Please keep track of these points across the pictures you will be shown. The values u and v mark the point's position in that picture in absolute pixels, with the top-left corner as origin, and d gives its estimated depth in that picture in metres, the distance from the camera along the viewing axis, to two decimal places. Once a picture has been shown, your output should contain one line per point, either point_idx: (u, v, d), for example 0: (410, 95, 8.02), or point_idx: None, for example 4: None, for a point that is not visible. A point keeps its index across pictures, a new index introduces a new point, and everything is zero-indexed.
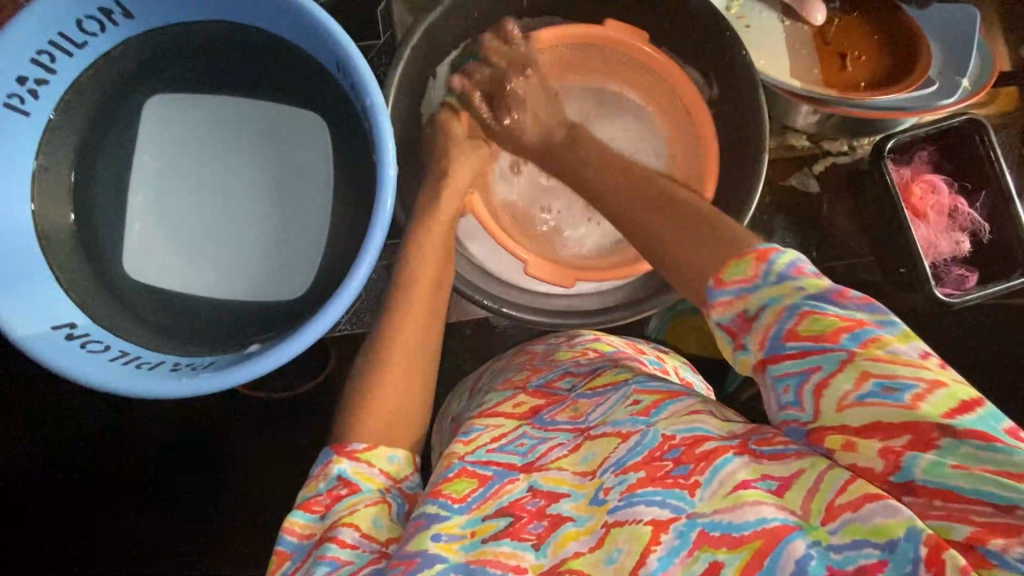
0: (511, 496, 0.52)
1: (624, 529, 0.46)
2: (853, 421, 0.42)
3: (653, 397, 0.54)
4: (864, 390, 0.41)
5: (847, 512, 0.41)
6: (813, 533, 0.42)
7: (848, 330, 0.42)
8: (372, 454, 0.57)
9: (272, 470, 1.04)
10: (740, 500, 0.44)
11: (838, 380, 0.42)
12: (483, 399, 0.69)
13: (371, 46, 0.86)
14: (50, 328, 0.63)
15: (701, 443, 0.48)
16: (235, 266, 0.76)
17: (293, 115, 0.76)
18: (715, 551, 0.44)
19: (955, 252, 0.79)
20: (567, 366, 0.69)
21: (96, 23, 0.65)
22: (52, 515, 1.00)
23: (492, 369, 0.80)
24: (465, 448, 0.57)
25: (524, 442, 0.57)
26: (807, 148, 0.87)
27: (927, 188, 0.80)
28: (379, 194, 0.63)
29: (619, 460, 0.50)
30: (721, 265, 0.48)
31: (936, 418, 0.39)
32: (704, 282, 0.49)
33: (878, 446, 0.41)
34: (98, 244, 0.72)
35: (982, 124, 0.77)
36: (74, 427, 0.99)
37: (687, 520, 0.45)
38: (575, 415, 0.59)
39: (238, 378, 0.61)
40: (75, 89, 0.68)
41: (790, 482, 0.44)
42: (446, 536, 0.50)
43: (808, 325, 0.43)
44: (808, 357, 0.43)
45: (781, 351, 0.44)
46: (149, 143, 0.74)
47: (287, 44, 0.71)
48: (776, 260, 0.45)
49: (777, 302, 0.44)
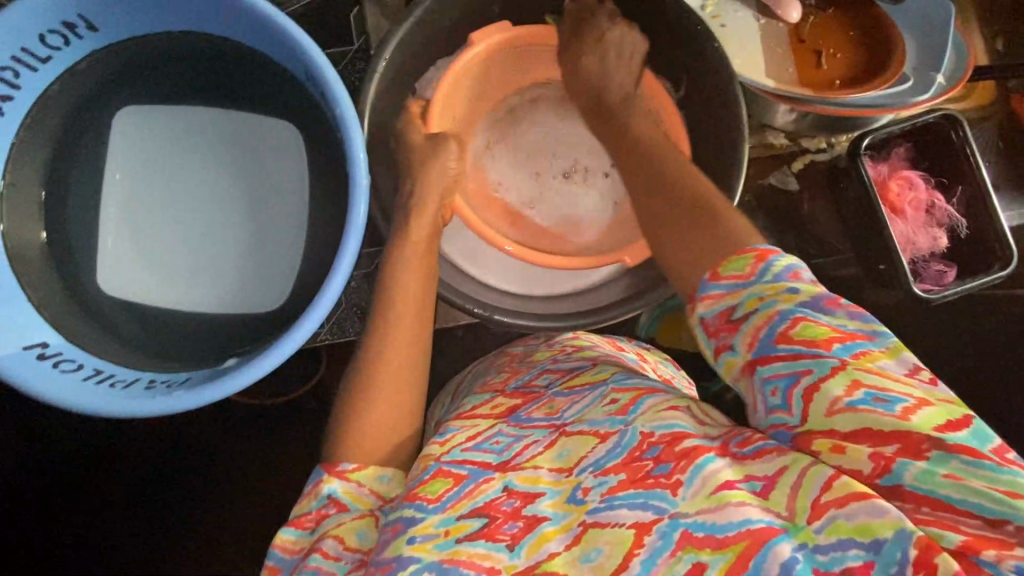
0: (485, 496, 0.51)
1: (606, 531, 0.46)
2: (843, 426, 0.42)
3: (630, 394, 0.54)
4: (855, 397, 0.41)
5: (831, 510, 0.41)
6: (800, 535, 0.41)
7: (840, 339, 0.43)
8: (361, 473, 0.58)
9: (263, 478, 1.03)
10: (723, 501, 0.43)
11: (829, 385, 0.42)
12: (462, 402, 0.69)
13: (347, 51, 0.84)
14: (20, 349, 0.62)
15: (682, 440, 0.48)
16: (213, 279, 0.75)
17: (267, 125, 0.75)
18: (698, 551, 0.43)
19: (932, 248, 0.80)
20: (545, 365, 0.69)
21: (60, 37, 0.63)
22: (36, 533, 0.99)
23: (475, 371, 0.79)
24: (441, 449, 0.56)
25: (500, 439, 0.57)
26: (785, 146, 0.86)
27: (903, 185, 0.80)
28: (351, 203, 0.62)
29: (598, 461, 0.50)
30: (720, 261, 0.49)
31: (927, 430, 0.40)
32: (704, 273, 0.50)
33: (867, 451, 0.41)
34: (72, 262, 0.71)
35: (957, 120, 0.76)
36: (57, 443, 0.98)
37: (669, 520, 0.45)
38: (551, 412, 0.58)
39: (216, 394, 0.60)
40: (42, 103, 0.67)
41: (774, 482, 0.44)
42: (421, 537, 0.49)
43: (802, 329, 0.44)
44: (799, 360, 0.44)
45: (771, 353, 0.45)
46: (120, 158, 0.74)
47: (258, 54, 0.70)
48: (775, 261, 0.47)
49: (770, 304, 0.45)
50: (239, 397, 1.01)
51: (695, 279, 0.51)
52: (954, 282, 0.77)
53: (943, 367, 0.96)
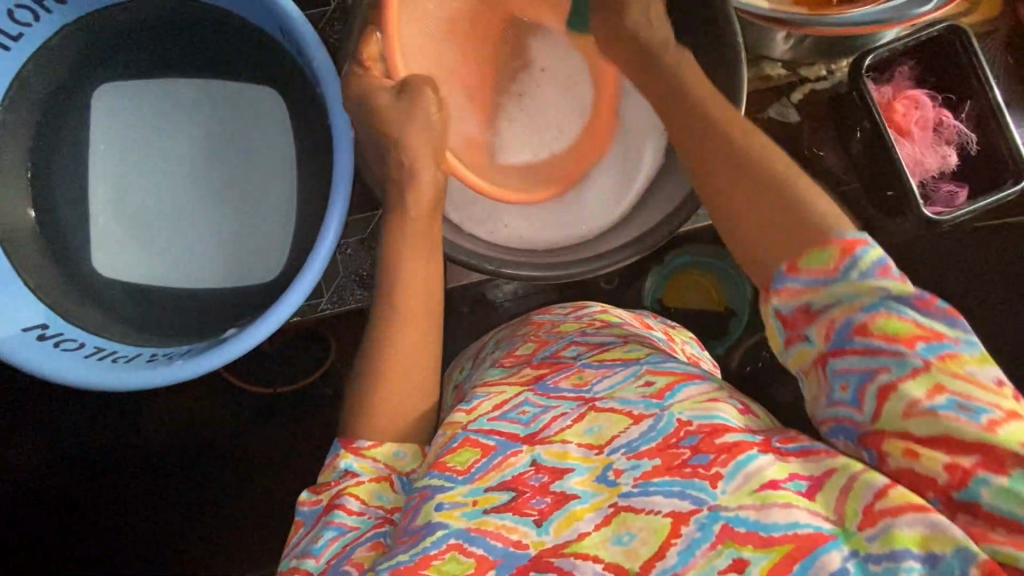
0: (514, 469, 0.51)
1: (640, 517, 0.46)
2: (920, 431, 0.41)
3: (668, 377, 0.52)
4: (937, 402, 0.40)
5: (885, 519, 0.40)
6: (851, 543, 0.41)
7: (926, 338, 0.41)
8: (377, 450, 0.57)
9: (281, 459, 1.03)
10: (769, 501, 0.43)
11: (908, 386, 0.41)
12: (485, 372, 0.68)
13: (324, 12, 0.82)
14: (20, 331, 0.62)
15: (722, 433, 0.47)
16: (208, 257, 0.74)
17: (247, 91, 0.73)
18: (740, 548, 0.42)
19: (942, 168, 0.77)
20: (572, 336, 0.67)
21: (28, 12, 0.63)
22: (63, 522, 1.01)
23: (497, 336, 0.78)
24: (468, 416, 0.55)
25: (526, 409, 0.55)
26: (783, 76, 0.83)
27: (910, 104, 0.76)
28: (337, 164, 0.61)
29: (631, 443, 0.49)
30: (797, 253, 0.47)
31: (1013, 445, 0.38)
32: (778, 265, 0.47)
33: (944, 460, 0.40)
34: (65, 247, 0.70)
35: (964, 31, 0.73)
36: (80, 438, 1.00)
37: (709, 512, 0.44)
38: (580, 382, 0.56)
39: (213, 364, 0.60)
40: (21, 82, 0.67)
41: (821, 484, 0.43)
42: (450, 504, 0.49)
43: (882, 324, 0.42)
44: (876, 357, 0.42)
45: (847, 347, 0.43)
46: (103, 136, 0.72)
47: (235, 17, 0.69)
48: (862, 255, 0.44)
49: (854, 298, 0.44)
50: (248, 384, 1.02)
51: (768, 271, 0.48)
52: (966, 202, 0.75)
53: (956, 303, 0.94)
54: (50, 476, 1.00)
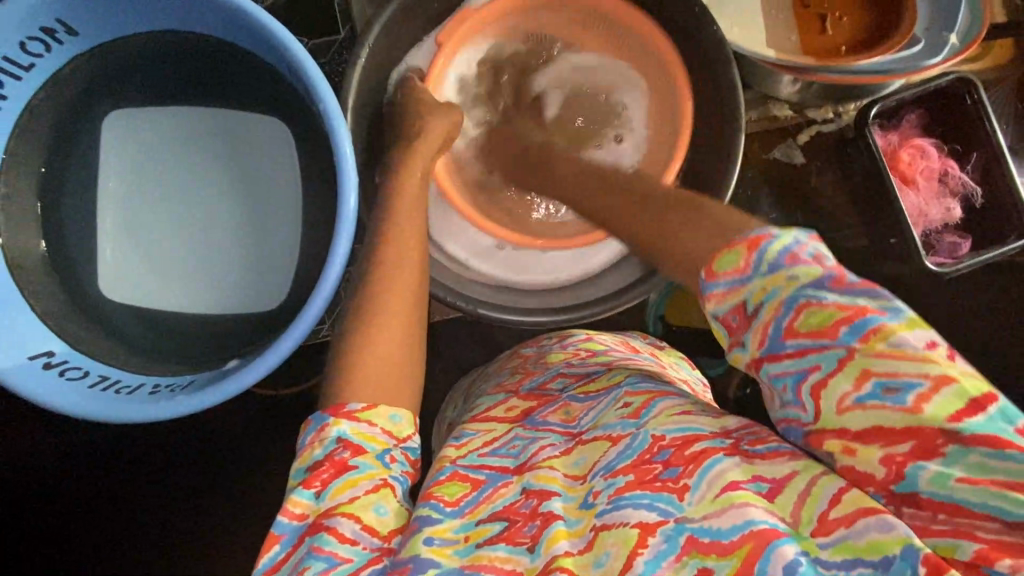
0: (504, 500, 0.51)
1: (612, 532, 0.45)
2: (855, 425, 0.38)
3: (643, 398, 0.54)
4: (863, 392, 0.37)
5: (840, 528, 0.40)
6: (802, 543, 0.40)
7: (848, 321, 0.37)
8: (372, 413, 0.54)
9: (275, 480, 1.01)
10: (730, 503, 0.42)
11: (836, 381, 0.38)
12: (475, 403, 0.69)
13: (331, 41, 0.82)
14: (26, 359, 0.63)
15: (692, 444, 0.47)
16: (213, 282, 0.75)
17: (254, 121, 0.74)
18: (704, 557, 0.42)
19: (946, 220, 0.77)
20: (558, 368, 0.67)
21: (40, 43, 0.63)
22: (53, 539, 0.99)
23: (484, 373, 0.79)
24: (458, 451, 0.57)
25: (516, 443, 0.57)
26: (790, 117, 0.82)
27: (916, 153, 0.76)
28: (342, 194, 0.61)
29: (609, 464, 0.50)
30: (709, 259, 0.41)
31: (940, 422, 0.36)
32: (698, 271, 0.42)
33: (879, 454, 0.38)
34: (73, 270, 0.71)
35: (973, 83, 0.73)
36: (67, 453, 0.96)
37: (675, 524, 0.44)
38: (568, 418, 0.58)
39: (211, 399, 0.61)
40: (31, 113, 0.67)
41: (782, 486, 0.43)
42: (439, 540, 0.48)
43: (806, 317, 0.38)
44: (806, 356, 0.39)
45: (780, 351, 0.40)
46: (114, 164, 0.73)
47: (241, 50, 0.69)
48: (767, 247, 0.39)
49: (773, 295, 0.39)
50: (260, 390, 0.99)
51: (693, 277, 0.43)
52: (970, 254, 0.75)
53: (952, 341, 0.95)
54: (36, 490, 0.97)
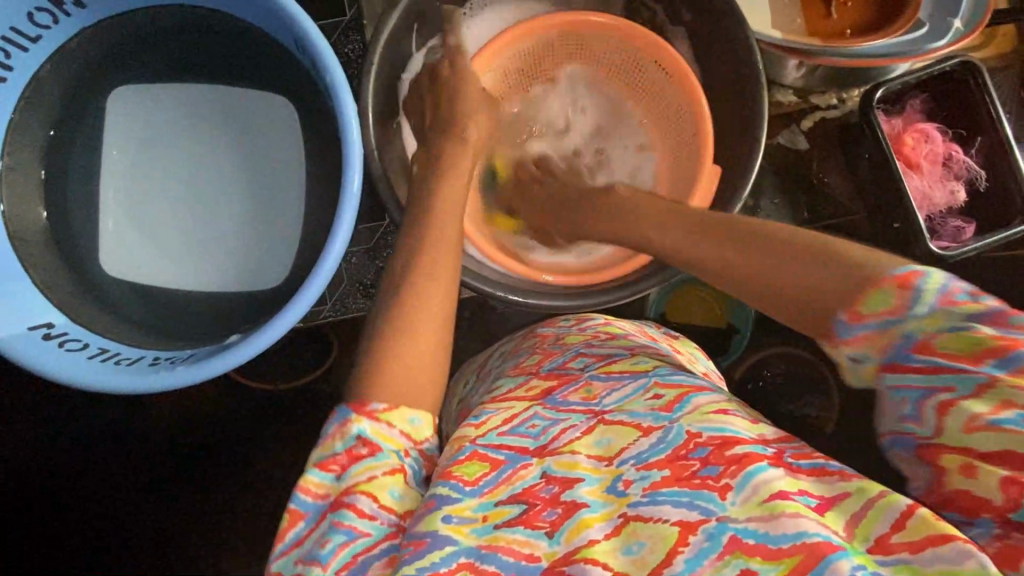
0: (524, 482, 0.50)
1: (648, 525, 0.44)
2: (983, 446, 0.37)
3: (676, 391, 0.52)
4: (1002, 416, 0.37)
5: (902, 551, 0.39)
6: (858, 557, 0.39)
7: (999, 353, 0.37)
8: (392, 414, 0.53)
9: (274, 466, 1.00)
10: (777, 511, 0.41)
11: (970, 403, 0.38)
12: (495, 384, 0.67)
13: (338, 23, 0.83)
14: (26, 329, 0.62)
15: (733, 445, 0.46)
16: (214, 259, 0.75)
17: (259, 99, 0.74)
18: (748, 558, 0.41)
19: (950, 204, 0.77)
20: (578, 348, 0.66)
21: (48, 15, 0.64)
22: (49, 522, 0.98)
23: (501, 350, 0.78)
24: (477, 431, 0.54)
25: (536, 423, 0.55)
26: (794, 103, 0.83)
27: (920, 137, 0.77)
28: (349, 163, 0.61)
29: (640, 455, 0.49)
30: (855, 295, 0.43)
31: None
32: (835, 314, 0.44)
33: (1003, 475, 0.37)
34: (74, 244, 0.71)
35: (975, 66, 0.73)
36: (64, 434, 0.95)
37: (717, 523, 0.43)
38: (589, 396, 0.56)
39: (211, 372, 0.60)
40: (36, 84, 0.67)
41: (833, 501, 0.42)
42: (457, 518, 0.47)
43: (950, 342, 0.39)
44: (939, 374, 0.39)
45: (906, 363, 0.40)
46: (117, 138, 0.73)
47: (248, 26, 0.69)
48: (923, 282, 0.41)
49: (921, 325, 0.40)
50: (260, 385, 0.99)
51: (826, 315, 0.44)
52: (973, 237, 0.75)
53: None
54: (32, 470, 0.96)
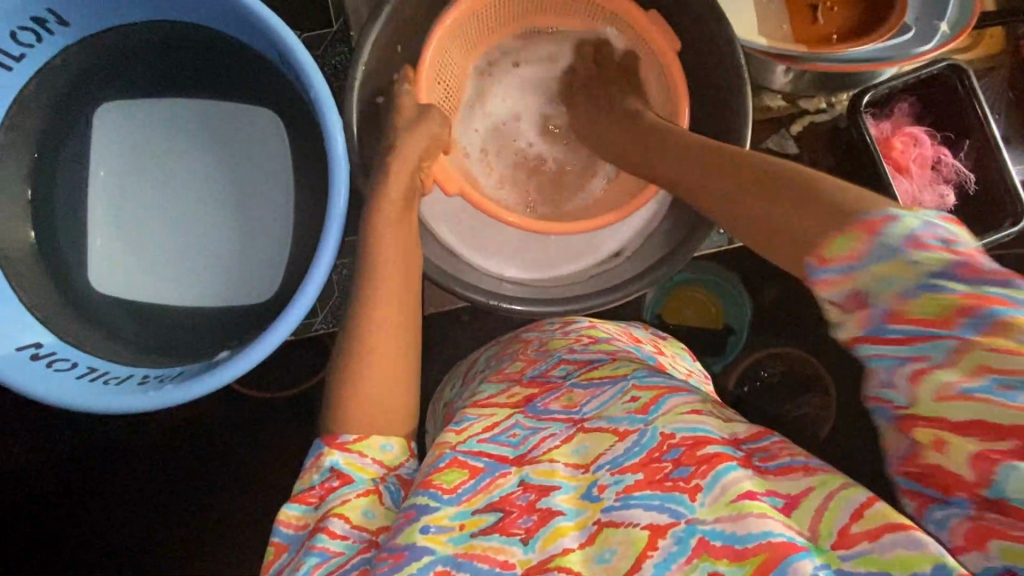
0: (501, 490, 0.50)
1: (620, 530, 0.44)
2: (955, 416, 0.35)
3: (652, 392, 0.51)
4: (974, 384, 0.34)
5: (863, 542, 0.38)
6: (822, 556, 0.39)
7: (969, 314, 0.34)
8: (364, 443, 0.54)
9: (267, 476, 1.00)
10: (744, 511, 0.41)
11: (944, 370, 0.35)
12: (476, 388, 0.67)
13: (325, 34, 0.82)
14: (14, 350, 0.62)
15: (703, 445, 0.46)
16: (202, 273, 0.75)
17: (246, 113, 0.74)
18: (715, 561, 0.41)
19: (940, 207, 0.77)
20: (560, 353, 0.65)
21: (31, 34, 0.63)
22: (41, 536, 0.97)
23: (487, 354, 0.78)
24: (458, 437, 0.54)
25: (517, 432, 0.54)
26: (783, 108, 0.83)
27: (909, 141, 0.77)
28: (335, 180, 0.61)
29: (615, 459, 0.48)
30: (824, 242, 0.40)
31: None
32: (808, 256, 0.41)
33: (973, 451, 0.35)
34: (63, 264, 0.70)
35: (963, 69, 0.74)
36: (56, 446, 0.95)
37: (686, 526, 0.43)
38: (570, 404, 0.56)
39: (198, 390, 0.60)
40: (21, 102, 0.66)
41: (797, 501, 0.42)
42: (435, 528, 0.47)
43: (921, 304, 0.36)
44: (914, 341, 0.36)
45: (881, 328, 0.37)
46: (104, 153, 0.73)
47: (233, 41, 0.69)
48: (891, 231, 0.38)
49: (888, 283, 0.37)
50: (263, 392, 0.99)
51: (801, 264, 0.42)
52: None
53: None
54: (23, 483, 0.96)
